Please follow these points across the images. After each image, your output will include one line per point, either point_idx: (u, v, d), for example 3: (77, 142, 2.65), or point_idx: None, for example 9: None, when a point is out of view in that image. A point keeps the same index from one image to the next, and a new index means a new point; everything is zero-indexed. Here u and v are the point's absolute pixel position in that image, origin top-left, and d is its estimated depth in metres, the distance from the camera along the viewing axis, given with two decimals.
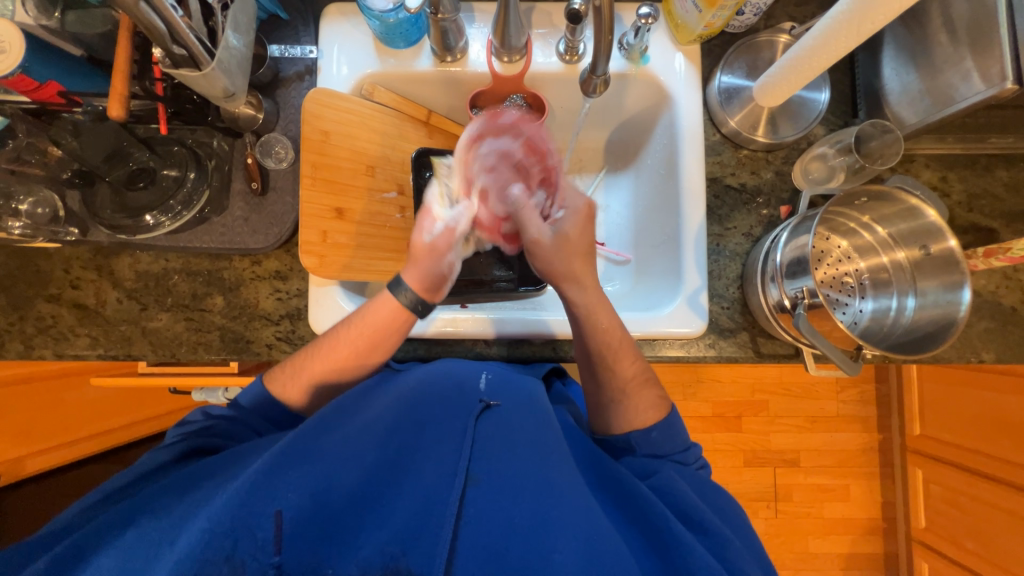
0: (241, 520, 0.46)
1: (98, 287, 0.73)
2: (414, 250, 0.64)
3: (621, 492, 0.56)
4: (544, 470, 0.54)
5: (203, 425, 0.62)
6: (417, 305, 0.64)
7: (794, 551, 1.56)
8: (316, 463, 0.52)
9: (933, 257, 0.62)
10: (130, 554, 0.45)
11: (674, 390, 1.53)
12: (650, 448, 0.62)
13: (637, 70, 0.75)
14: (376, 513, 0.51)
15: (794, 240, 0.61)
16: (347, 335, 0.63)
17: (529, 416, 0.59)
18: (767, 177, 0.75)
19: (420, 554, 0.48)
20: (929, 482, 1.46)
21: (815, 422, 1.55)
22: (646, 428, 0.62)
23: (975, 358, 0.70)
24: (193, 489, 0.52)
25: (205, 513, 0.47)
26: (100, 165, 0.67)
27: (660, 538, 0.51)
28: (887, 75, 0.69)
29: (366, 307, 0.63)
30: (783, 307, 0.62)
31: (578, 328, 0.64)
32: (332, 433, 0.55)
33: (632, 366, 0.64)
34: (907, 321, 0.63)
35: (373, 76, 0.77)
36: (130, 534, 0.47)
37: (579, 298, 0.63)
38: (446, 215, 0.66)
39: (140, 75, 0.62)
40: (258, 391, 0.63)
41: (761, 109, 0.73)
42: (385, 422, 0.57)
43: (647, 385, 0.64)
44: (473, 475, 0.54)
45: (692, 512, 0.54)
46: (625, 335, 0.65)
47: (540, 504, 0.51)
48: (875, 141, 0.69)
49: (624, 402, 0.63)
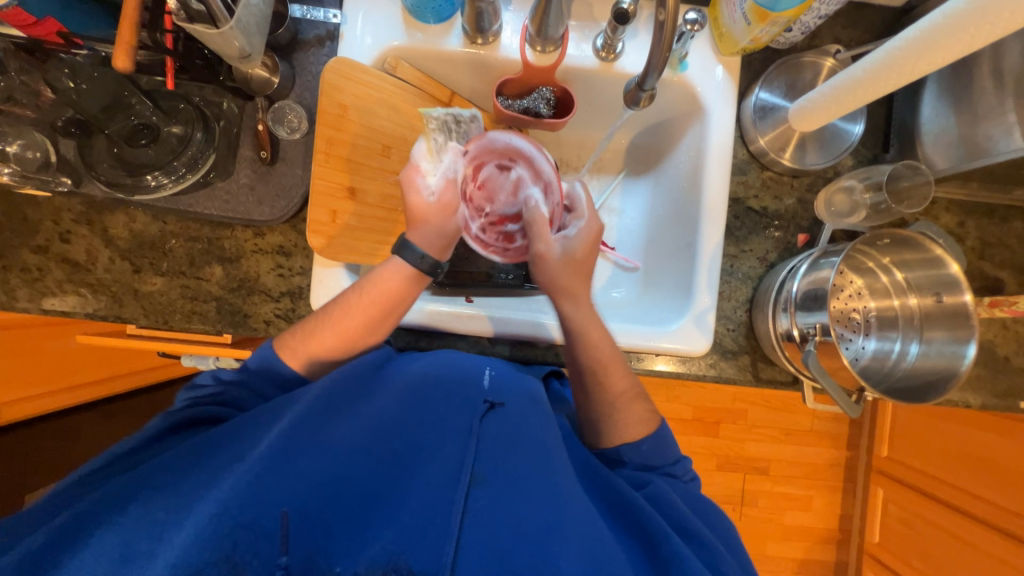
0: (247, 509, 0.46)
1: (90, 243, 0.70)
2: (418, 212, 0.63)
3: (619, 504, 0.57)
4: (549, 476, 0.53)
5: (212, 392, 0.61)
6: (431, 268, 0.64)
7: (753, 553, 1.64)
8: (320, 454, 0.52)
9: (945, 307, 0.62)
10: (133, 532, 0.45)
11: (658, 391, 1.56)
12: (638, 458, 0.62)
13: (674, 77, 0.72)
14: (379, 510, 0.51)
15: (814, 274, 0.61)
16: (358, 302, 0.62)
17: (533, 415, 0.59)
18: (789, 203, 0.74)
19: (423, 553, 0.48)
20: (887, 501, 1.53)
21: (790, 435, 1.60)
22: (636, 442, 0.62)
23: (963, 402, 0.71)
24: (193, 467, 0.51)
25: (209, 497, 0.46)
26: (97, 115, 0.62)
27: (660, 554, 0.52)
28: (925, 114, 0.67)
29: (377, 271, 0.63)
30: (791, 338, 0.63)
31: (570, 342, 0.64)
32: (336, 421, 0.55)
33: (621, 381, 0.64)
34: (907, 366, 0.65)
35: (398, 49, 0.72)
36: (131, 510, 0.46)
37: (573, 314, 0.64)
38: (439, 168, 0.64)
39: (149, 25, 0.57)
40: (266, 352, 0.61)
41: (792, 132, 0.71)
42: (387, 416, 0.57)
43: (637, 399, 0.64)
44: (476, 477, 0.53)
45: (686, 525, 0.55)
46: (615, 351, 0.65)
47: (545, 509, 0.51)
48: (906, 182, 0.67)
49: (618, 413, 0.63)
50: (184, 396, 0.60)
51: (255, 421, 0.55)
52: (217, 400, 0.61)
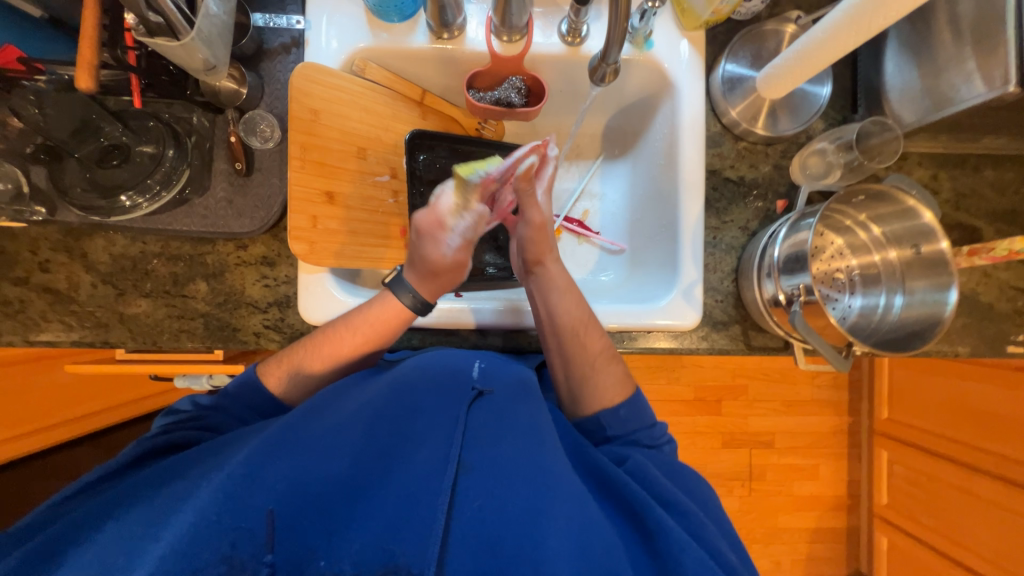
0: (229, 514, 0.45)
1: (70, 270, 0.69)
2: (436, 270, 0.62)
3: (608, 484, 0.57)
4: (538, 460, 0.54)
5: (190, 416, 0.61)
6: (420, 307, 0.64)
7: (765, 526, 1.64)
8: (302, 453, 0.51)
9: (923, 257, 0.63)
10: (106, 549, 0.44)
11: (658, 373, 1.57)
12: (618, 426, 0.64)
13: (641, 56, 0.73)
14: (363, 504, 0.50)
15: (793, 236, 0.62)
16: (348, 338, 0.63)
17: (522, 405, 0.59)
18: (766, 170, 0.75)
19: (411, 543, 0.47)
20: (891, 462, 1.55)
21: (791, 405, 1.62)
22: (614, 407, 0.64)
23: (952, 351, 0.72)
24: (174, 480, 0.51)
25: (189, 505, 0.46)
26: (67, 139, 0.62)
27: (647, 529, 0.52)
28: (888, 72, 0.69)
29: (366, 306, 0.63)
30: (778, 302, 0.64)
31: (546, 303, 0.66)
32: (317, 420, 0.55)
33: (598, 341, 0.65)
34: (894, 318, 0.65)
35: (365, 51, 0.72)
36: (109, 528, 0.47)
37: (547, 272, 0.67)
38: (461, 230, 0.62)
39: (110, 43, 0.57)
40: (246, 377, 0.62)
41: (762, 100, 0.72)
42: (372, 409, 0.56)
43: (614, 361, 0.66)
44: (465, 464, 0.53)
45: (667, 496, 0.56)
46: (587, 313, 0.66)
47: (533, 491, 0.51)
48: (876, 139, 0.69)
49: (593, 376, 0.65)
50: (162, 421, 0.60)
51: (235, 437, 0.56)
52: (198, 425, 0.61)
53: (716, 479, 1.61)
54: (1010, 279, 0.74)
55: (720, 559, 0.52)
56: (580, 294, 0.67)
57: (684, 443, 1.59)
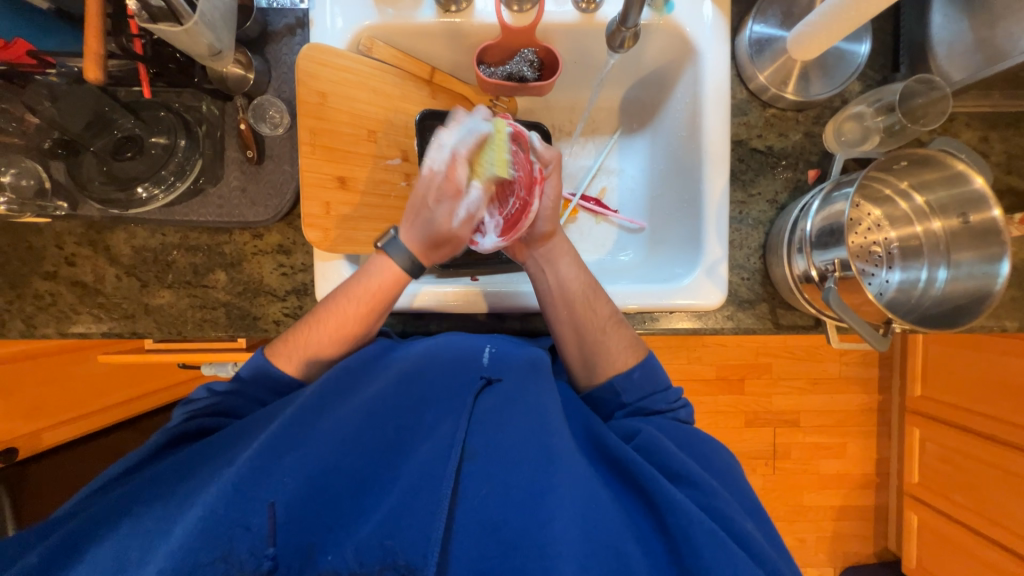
0: (236, 510, 0.47)
1: (95, 264, 0.71)
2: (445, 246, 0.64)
3: (619, 465, 0.56)
4: (545, 443, 0.54)
5: (206, 403, 0.61)
6: (412, 267, 0.62)
7: (789, 504, 1.63)
8: (308, 448, 0.52)
9: (973, 227, 0.59)
10: (127, 545, 0.47)
11: (678, 353, 1.55)
12: (632, 391, 0.63)
13: (660, 20, 0.69)
14: (370, 497, 0.52)
15: (827, 209, 0.58)
16: (352, 308, 0.62)
17: (534, 388, 0.59)
18: (796, 138, 0.71)
19: (408, 537, 0.49)
20: (924, 440, 1.50)
21: (817, 383, 1.58)
22: (628, 370, 0.63)
23: (998, 326, 0.68)
24: (186, 475, 0.52)
25: (196, 503, 0.48)
26: (82, 133, 0.61)
27: (654, 502, 0.52)
28: (936, 23, 0.63)
29: (360, 273, 0.63)
30: (810, 279, 0.61)
31: (553, 271, 0.66)
32: (327, 412, 0.55)
33: (605, 308, 0.65)
34: (937, 293, 0.61)
35: (371, 29, 0.70)
36: (124, 525, 0.48)
37: (555, 243, 0.67)
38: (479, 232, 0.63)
39: (115, 32, 0.56)
40: (258, 362, 0.62)
41: (793, 63, 0.67)
42: (379, 399, 0.57)
43: (622, 327, 0.65)
44: (467, 454, 0.54)
45: (682, 470, 0.55)
46: (587, 280, 0.66)
47: (537, 477, 0.52)
48: (921, 99, 0.63)
49: (604, 341, 0.64)
50: (180, 412, 0.61)
51: (247, 425, 0.57)
52: (213, 411, 0.61)
53: (739, 458, 1.59)
54: None
55: (735, 532, 0.51)
56: (576, 258, 0.67)
57: (706, 422, 1.57)
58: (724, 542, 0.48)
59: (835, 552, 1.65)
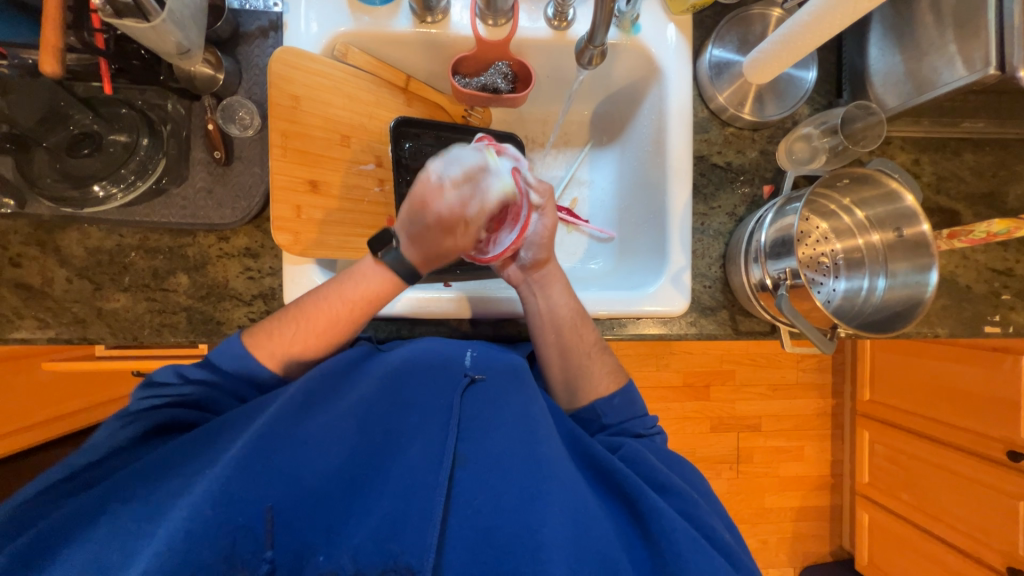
0: (226, 517, 0.45)
1: (43, 264, 0.67)
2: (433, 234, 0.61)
3: (601, 469, 0.58)
4: (534, 450, 0.54)
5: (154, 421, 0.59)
6: (408, 274, 0.62)
7: (752, 507, 1.68)
8: (297, 449, 0.51)
9: (906, 239, 0.65)
10: (107, 545, 0.45)
11: (647, 361, 1.59)
12: (612, 414, 0.66)
13: (627, 40, 0.72)
14: (361, 500, 0.52)
15: (779, 221, 0.62)
16: (332, 308, 0.61)
17: (516, 392, 0.59)
18: (752, 156, 0.76)
19: (407, 541, 0.49)
20: (873, 442, 1.59)
21: (777, 389, 1.65)
22: (609, 395, 0.66)
23: (931, 332, 0.74)
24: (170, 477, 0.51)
25: (181, 504, 0.46)
26: (34, 128, 0.59)
27: (638, 509, 0.54)
28: (872, 56, 0.69)
29: (355, 277, 0.61)
30: (765, 286, 0.65)
31: (540, 302, 0.67)
32: (315, 412, 0.54)
33: (589, 335, 0.67)
34: (877, 300, 0.67)
35: (346, 35, 0.70)
36: (100, 525, 0.46)
37: (544, 274, 0.68)
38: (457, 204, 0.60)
39: (76, 25, 0.54)
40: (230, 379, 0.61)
41: (749, 86, 0.72)
42: (364, 403, 0.56)
43: (605, 353, 0.68)
44: (460, 457, 0.55)
45: (660, 478, 0.58)
46: (575, 307, 0.67)
47: (528, 482, 0.52)
48: (860, 122, 0.70)
49: (588, 367, 0.66)
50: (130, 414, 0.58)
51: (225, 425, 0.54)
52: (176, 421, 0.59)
53: (705, 463, 1.64)
54: (987, 261, 0.76)
55: (713, 537, 0.54)
56: (567, 284, 0.68)
57: (674, 428, 1.61)
58: (706, 550, 0.50)
59: (795, 552, 1.72)
